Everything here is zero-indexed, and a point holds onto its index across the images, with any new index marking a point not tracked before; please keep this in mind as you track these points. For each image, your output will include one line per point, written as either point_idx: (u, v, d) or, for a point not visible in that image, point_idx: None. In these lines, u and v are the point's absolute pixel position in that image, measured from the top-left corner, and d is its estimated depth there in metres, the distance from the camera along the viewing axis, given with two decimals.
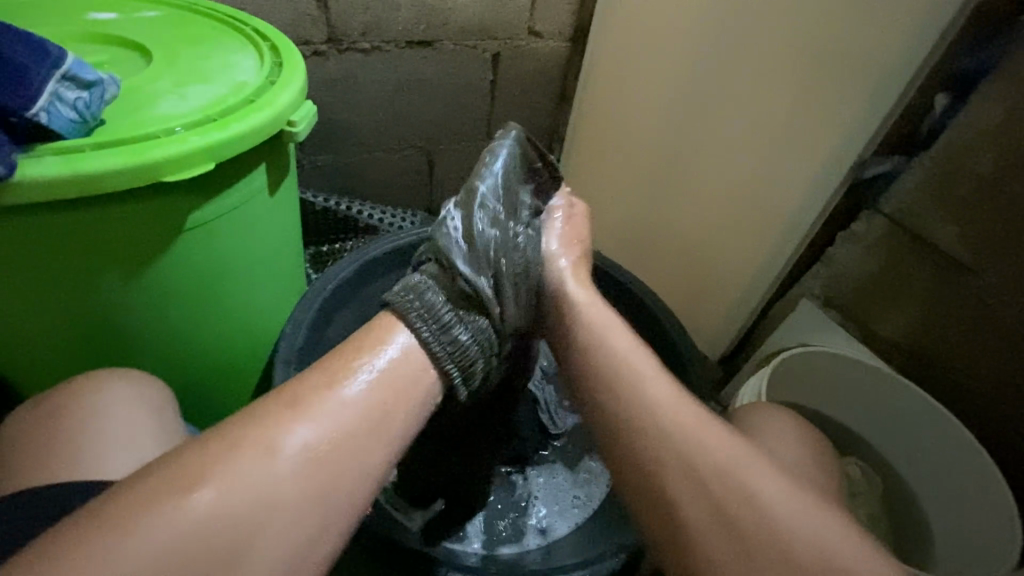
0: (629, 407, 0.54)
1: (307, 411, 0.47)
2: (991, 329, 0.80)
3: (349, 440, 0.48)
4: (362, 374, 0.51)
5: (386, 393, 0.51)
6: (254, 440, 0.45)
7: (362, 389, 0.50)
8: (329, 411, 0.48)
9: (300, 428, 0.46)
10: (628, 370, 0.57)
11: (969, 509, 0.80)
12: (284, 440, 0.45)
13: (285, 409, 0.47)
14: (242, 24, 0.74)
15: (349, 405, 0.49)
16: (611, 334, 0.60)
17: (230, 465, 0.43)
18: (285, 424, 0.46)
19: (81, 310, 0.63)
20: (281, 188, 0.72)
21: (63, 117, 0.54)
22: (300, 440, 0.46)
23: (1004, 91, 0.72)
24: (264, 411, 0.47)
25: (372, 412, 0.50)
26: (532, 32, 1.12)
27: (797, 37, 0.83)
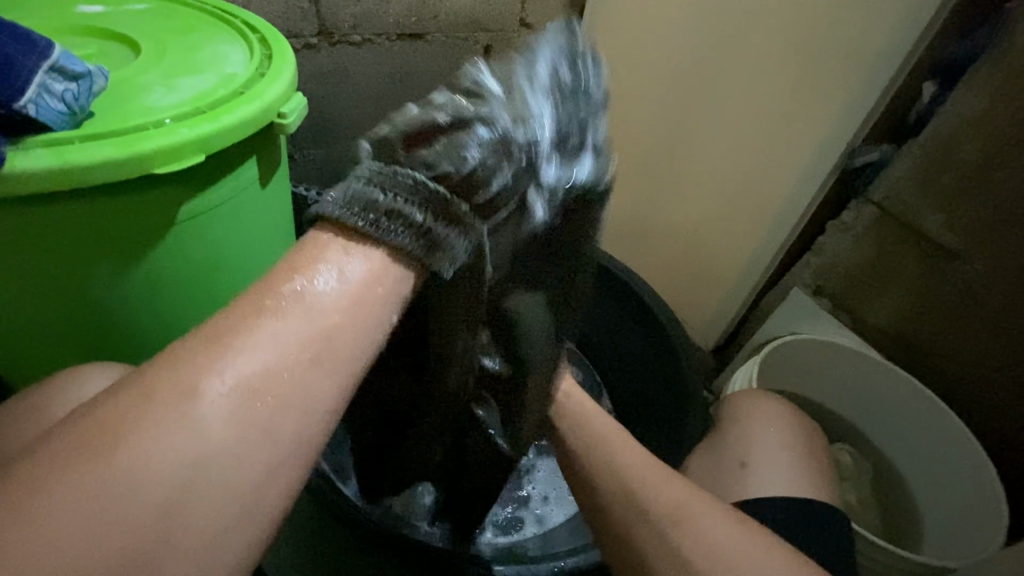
0: (608, 489, 0.52)
1: (228, 345, 0.32)
2: (974, 313, 0.82)
3: (299, 374, 0.33)
4: (304, 300, 0.35)
5: (346, 318, 0.36)
6: (180, 379, 0.31)
7: (307, 315, 0.35)
8: (263, 336, 0.33)
9: (227, 368, 0.32)
10: (605, 454, 0.55)
11: (958, 495, 0.80)
12: (207, 384, 0.31)
13: (207, 342, 0.33)
14: (232, 17, 0.74)
15: (289, 329, 0.34)
16: (597, 424, 0.58)
17: (140, 421, 0.30)
18: (211, 362, 0.32)
19: (74, 302, 0.63)
20: (272, 181, 0.72)
21: (51, 109, 0.53)
22: (228, 383, 0.32)
23: (989, 79, 0.73)
24: (186, 347, 0.32)
25: (313, 349, 0.34)
26: (524, 24, 1.11)
27: (788, 27, 0.83)
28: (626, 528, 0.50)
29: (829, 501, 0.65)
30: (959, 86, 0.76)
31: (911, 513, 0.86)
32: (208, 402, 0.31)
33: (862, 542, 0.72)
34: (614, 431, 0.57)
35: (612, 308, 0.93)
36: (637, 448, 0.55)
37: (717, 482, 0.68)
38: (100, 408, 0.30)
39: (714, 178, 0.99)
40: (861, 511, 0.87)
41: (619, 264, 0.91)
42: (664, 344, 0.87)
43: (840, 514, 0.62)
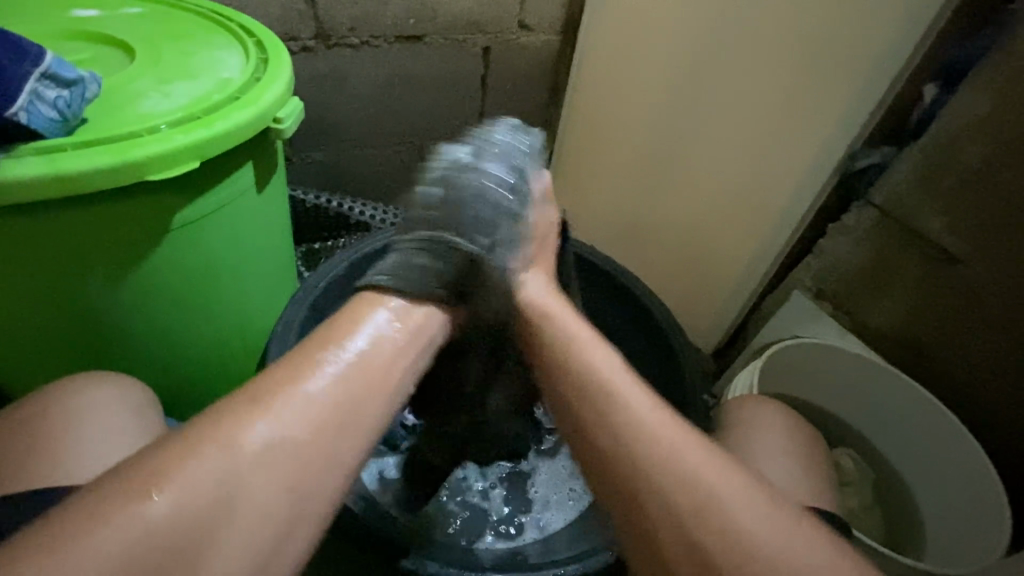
0: (621, 448, 0.46)
1: (270, 408, 0.42)
2: (977, 317, 0.81)
3: (308, 441, 0.42)
4: (326, 368, 0.45)
5: (352, 391, 0.45)
6: (221, 432, 0.40)
7: (329, 382, 0.45)
8: (288, 406, 0.42)
9: (260, 430, 0.41)
10: (612, 404, 0.48)
11: (963, 500, 0.79)
12: (244, 438, 0.40)
13: (250, 401, 0.42)
14: (228, 21, 0.74)
15: (310, 399, 0.43)
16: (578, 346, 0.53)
17: (196, 462, 0.39)
18: (247, 422, 0.41)
19: (68, 310, 0.62)
20: (269, 187, 0.72)
21: (43, 117, 0.53)
22: (262, 440, 0.41)
23: (991, 82, 0.72)
24: (228, 407, 0.42)
25: (337, 411, 0.44)
26: (523, 26, 1.11)
27: (788, 29, 0.83)
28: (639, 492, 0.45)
29: (831, 508, 0.64)
30: (961, 89, 0.75)
31: (914, 518, 0.85)
32: (251, 447, 0.40)
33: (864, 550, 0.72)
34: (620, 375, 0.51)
35: (613, 311, 0.93)
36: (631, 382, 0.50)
37: None
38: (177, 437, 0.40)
39: (713, 180, 0.99)
40: (863, 517, 0.86)
41: (618, 267, 0.91)
42: (665, 348, 0.86)
43: (842, 522, 0.61)
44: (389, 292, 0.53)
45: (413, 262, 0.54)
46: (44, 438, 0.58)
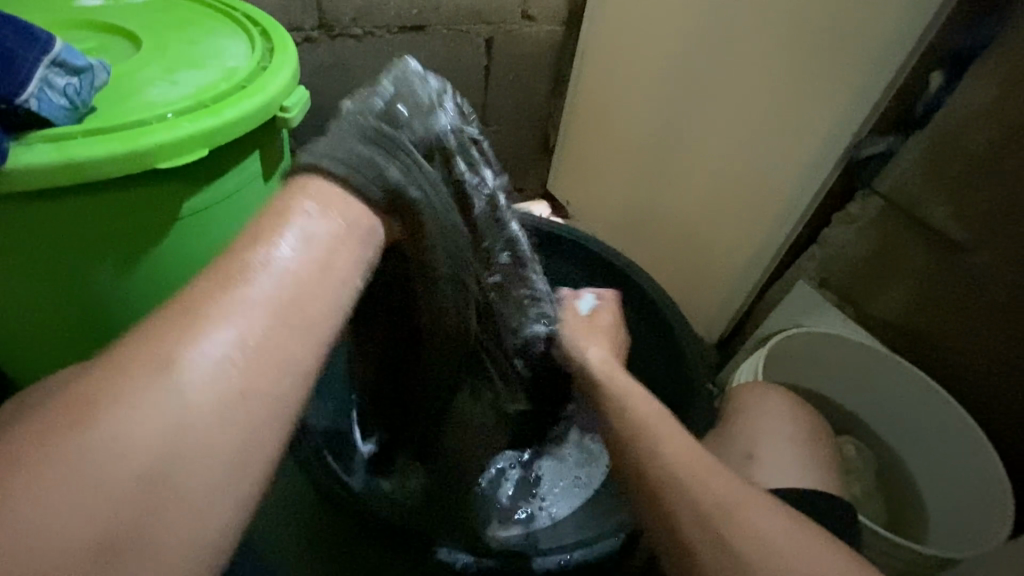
0: (617, 423, 0.51)
1: (216, 307, 0.34)
2: (976, 306, 0.82)
3: (271, 347, 0.34)
4: (272, 265, 0.36)
5: (307, 286, 0.37)
6: (143, 365, 0.31)
7: (276, 279, 0.36)
8: (233, 309, 0.34)
9: (200, 343, 0.32)
10: (609, 392, 0.54)
11: (966, 488, 0.80)
12: (181, 361, 0.31)
13: (178, 319, 0.33)
14: (232, 10, 0.73)
15: (254, 301, 0.35)
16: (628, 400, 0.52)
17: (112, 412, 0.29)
18: (181, 338, 0.32)
19: (78, 298, 0.62)
20: (276, 176, 0.72)
21: (53, 104, 0.53)
22: (207, 353, 0.32)
23: (999, 67, 0.72)
24: (146, 332, 0.32)
25: (294, 308, 0.36)
26: (526, 16, 1.11)
27: (795, 17, 0.82)
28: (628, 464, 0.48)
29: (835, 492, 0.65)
30: (967, 76, 0.75)
31: (917, 505, 0.85)
32: (183, 377, 0.31)
33: (869, 533, 0.72)
34: (620, 370, 0.57)
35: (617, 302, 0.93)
36: (679, 434, 0.48)
37: None
38: (78, 391, 0.30)
39: (717, 170, 0.99)
40: (867, 503, 0.87)
41: (622, 257, 0.91)
42: (668, 339, 0.86)
43: (848, 506, 0.62)
44: (344, 180, 0.43)
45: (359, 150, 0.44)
46: None
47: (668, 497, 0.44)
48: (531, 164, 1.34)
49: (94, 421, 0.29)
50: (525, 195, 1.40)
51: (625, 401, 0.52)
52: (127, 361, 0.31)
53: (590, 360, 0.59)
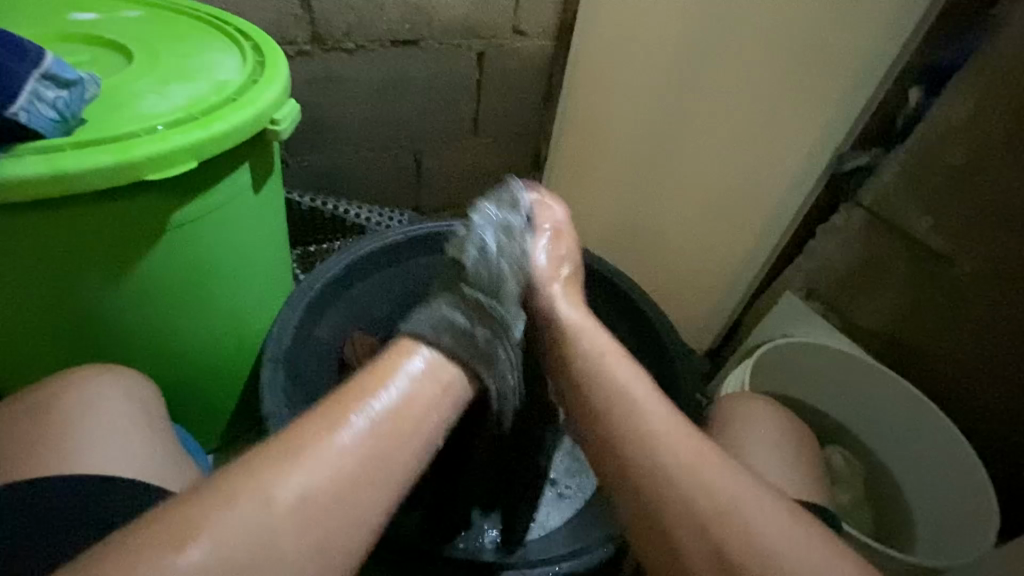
0: (616, 411, 0.51)
1: (309, 457, 0.44)
2: (960, 315, 0.83)
3: (341, 488, 0.44)
4: (357, 419, 0.47)
5: (381, 440, 0.47)
6: (249, 492, 0.42)
7: (359, 434, 0.46)
8: (320, 456, 0.44)
9: (293, 478, 0.43)
10: (608, 381, 0.54)
11: (949, 498, 0.81)
12: (279, 490, 0.42)
13: (280, 456, 0.44)
14: (224, 24, 0.74)
15: (341, 450, 0.45)
16: (640, 396, 0.52)
17: (227, 516, 0.41)
18: (280, 474, 0.43)
19: (67, 309, 0.63)
20: (265, 187, 0.72)
21: (43, 117, 0.54)
22: (292, 489, 0.43)
23: (975, 83, 0.74)
24: (256, 462, 0.43)
25: (369, 461, 0.46)
26: (517, 31, 1.13)
27: (776, 34, 0.84)
28: (628, 459, 0.49)
29: (820, 502, 0.65)
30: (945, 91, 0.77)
31: (903, 514, 0.86)
32: (281, 493, 0.42)
33: (854, 544, 0.73)
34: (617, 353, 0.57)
35: (606, 310, 0.93)
36: (700, 441, 0.49)
37: None
38: (183, 508, 0.41)
39: (703, 182, 1.00)
40: (854, 513, 0.87)
41: (611, 267, 0.91)
42: (657, 348, 0.87)
43: (831, 515, 0.62)
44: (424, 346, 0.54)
45: (453, 321, 0.56)
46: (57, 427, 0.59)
47: (670, 484, 0.47)
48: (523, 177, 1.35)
49: (185, 544, 0.39)
50: None
51: (614, 376, 0.54)
52: (217, 490, 0.42)
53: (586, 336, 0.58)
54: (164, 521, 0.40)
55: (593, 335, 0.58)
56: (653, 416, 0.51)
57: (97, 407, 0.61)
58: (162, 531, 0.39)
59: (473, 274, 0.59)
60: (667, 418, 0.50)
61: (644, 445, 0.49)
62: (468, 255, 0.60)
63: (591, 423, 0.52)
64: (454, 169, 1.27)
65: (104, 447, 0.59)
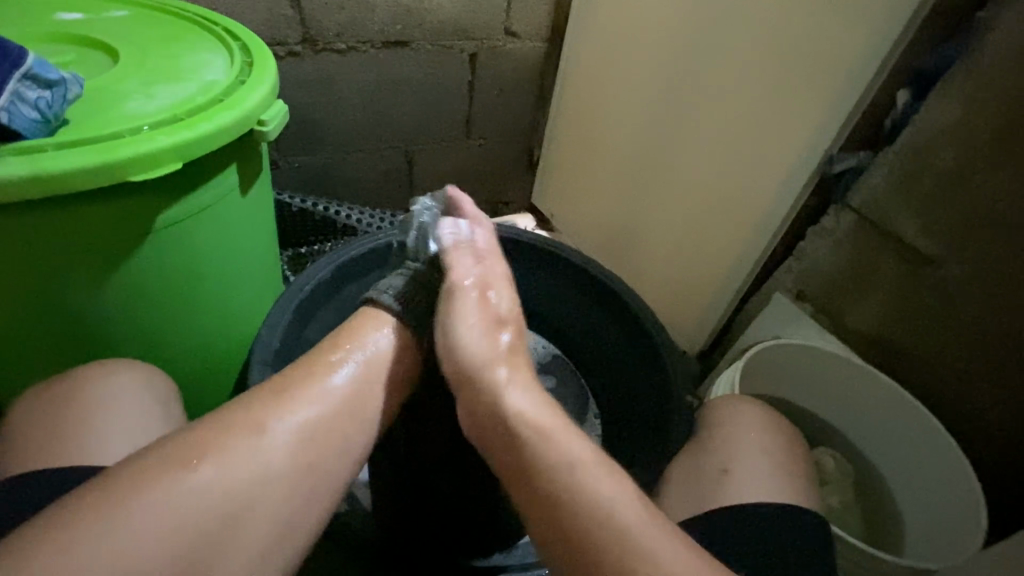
0: (527, 467, 0.47)
1: (299, 397, 0.50)
2: (950, 318, 0.83)
3: (327, 427, 0.50)
4: (343, 366, 0.54)
5: (364, 386, 0.54)
6: (249, 425, 0.47)
7: (347, 379, 0.54)
8: (314, 396, 0.51)
9: (288, 416, 0.49)
10: (535, 447, 0.48)
11: (938, 501, 0.81)
12: (274, 425, 0.48)
13: (275, 396, 0.50)
14: (212, 24, 0.74)
15: (332, 392, 0.52)
16: (565, 463, 0.46)
17: (229, 446, 0.45)
18: (277, 412, 0.49)
19: (50, 312, 0.62)
20: (253, 188, 0.71)
21: (26, 118, 0.53)
22: (286, 425, 0.48)
23: (964, 86, 0.74)
24: (254, 400, 0.49)
25: (350, 402, 0.53)
26: (509, 32, 1.12)
27: (767, 37, 0.85)
28: (567, 537, 0.43)
29: (809, 504, 0.65)
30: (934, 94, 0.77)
31: (894, 516, 0.86)
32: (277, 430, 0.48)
33: (845, 546, 0.73)
34: (545, 411, 0.51)
35: (597, 312, 0.93)
36: (635, 509, 0.44)
37: (699, 489, 0.68)
38: (189, 436, 0.45)
39: (695, 184, 1.01)
40: (844, 515, 0.87)
41: (602, 269, 0.91)
42: (648, 349, 0.87)
43: (821, 519, 0.62)
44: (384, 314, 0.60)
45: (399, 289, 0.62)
46: (69, 416, 0.58)
47: (593, 532, 0.43)
48: (515, 178, 1.35)
49: (194, 466, 0.43)
50: (510, 208, 1.41)
51: (538, 438, 0.48)
52: (219, 424, 0.47)
53: (510, 396, 0.52)
54: (173, 449, 0.44)
55: (516, 392, 0.52)
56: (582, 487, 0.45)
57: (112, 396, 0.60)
58: (171, 458, 0.43)
59: (415, 252, 0.65)
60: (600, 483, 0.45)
61: (577, 525, 0.43)
62: (413, 235, 0.66)
63: (513, 475, 0.48)
64: (447, 170, 1.26)
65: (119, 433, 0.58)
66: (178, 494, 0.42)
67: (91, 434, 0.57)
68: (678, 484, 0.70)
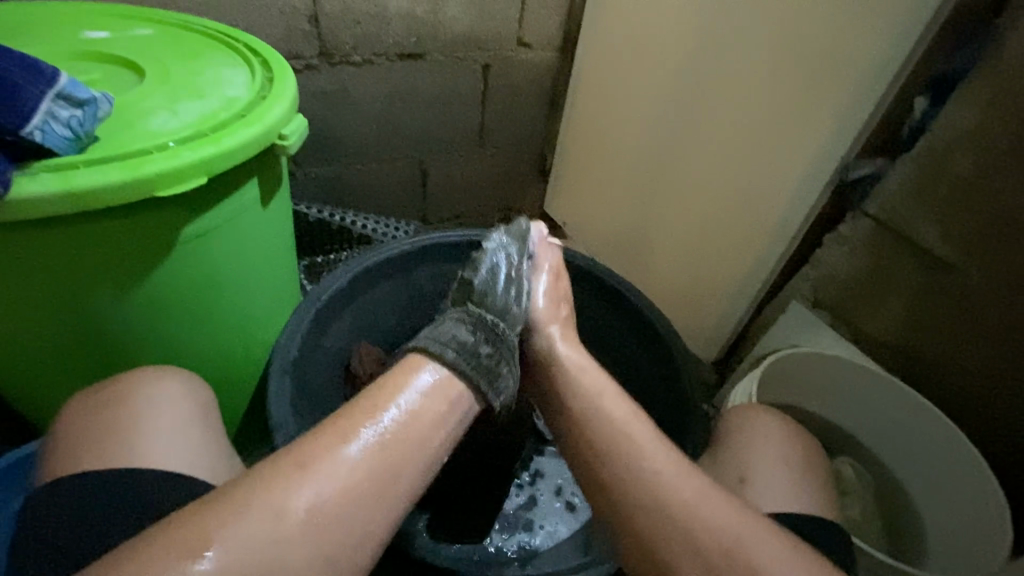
0: (589, 433, 0.54)
1: (321, 468, 0.44)
2: (969, 325, 0.82)
3: (351, 502, 0.44)
4: (367, 432, 0.46)
5: (393, 453, 0.46)
6: (263, 500, 0.42)
7: (368, 449, 0.46)
8: (334, 468, 0.44)
9: (308, 489, 0.43)
10: (575, 384, 0.58)
11: (960, 510, 0.80)
12: (291, 500, 0.43)
13: (292, 468, 0.44)
14: (234, 40, 0.76)
15: (352, 463, 0.45)
16: (602, 394, 0.56)
17: (242, 524, 0.41)
18: (292, 484, 0.43)
19: (78, 323, 0.63)
20: (273, 201, 0.73)
21: (57, 135, 0.55)
22: (304, 500, 0.43)
23: (981, 92, 0.74)
24: (268, 474, 0.44)
25: (379, 474, 0.45)
26: (522, 43, 1.14)
27: (780, 45, 0.85)
28: (596, 451, 0.52)
29: (829, 515, 0.65)
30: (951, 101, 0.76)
31: (915, 526, 0.85)
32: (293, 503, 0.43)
33: (865, 557, 0.72)
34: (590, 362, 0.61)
35: (611, 319, 0.93)
36: (653, 436, 0.53)
37: None
38: (199, 513, 0.41)
39: (708, 191, 1.01)
40: (864, 525, 0.86)
41: (617, 276, 0.91)
42: (662, 357, 0.86)
43: (839, 528, 0.61)
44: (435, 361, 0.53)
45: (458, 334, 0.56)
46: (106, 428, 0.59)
47: (619, 464, 0.51)
48: (528, 185, 1.37)
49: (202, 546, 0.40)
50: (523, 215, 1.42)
51: (582, 377, 0.58)
52: (230, 498, 0.42)
53: (559, 348, 0.61)
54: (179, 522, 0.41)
55: (565, 347, 0.62)
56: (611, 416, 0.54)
57: (150, 403, 0.62)
58: (179, 534, 0.40)
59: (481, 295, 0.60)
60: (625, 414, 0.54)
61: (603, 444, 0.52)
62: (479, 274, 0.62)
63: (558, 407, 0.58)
64: (460, 178, 1.28)
65: (158, 439, 0.59)
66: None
67: (136, 444, 0.58)
68: None
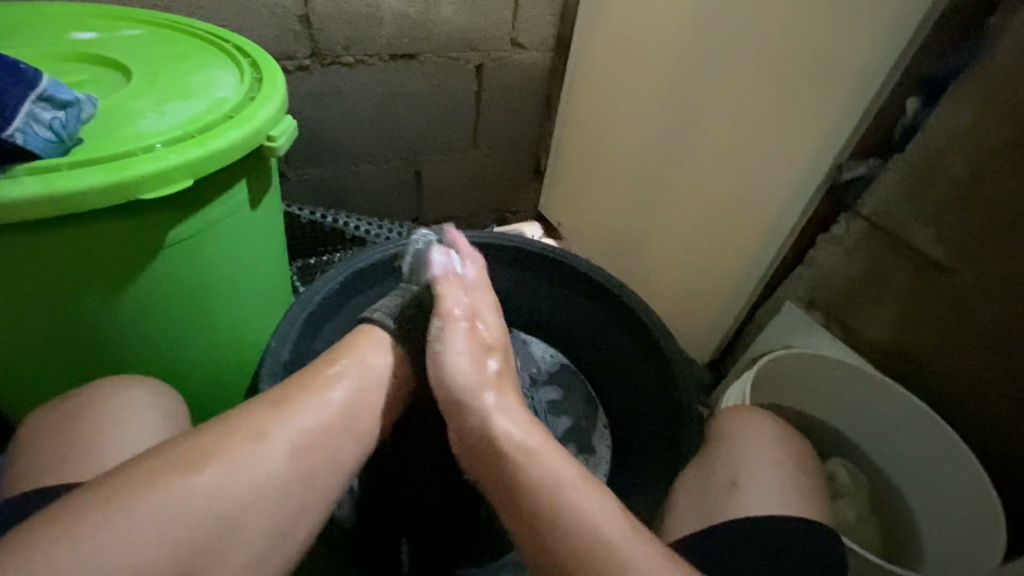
0: (528, 508, 0.50)
1: (302, 404, 0.54)
2: (963, 327, 0.82)
3: (323, 437, 0.54)
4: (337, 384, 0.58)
5: (359, 400, 0.59)
6: (251, 431, 0.50)
7: (344, 391, 0.58)
8: (315, 406, 0.55)
9: (289, 423, 0.52)
10: (511, 459, 0.54)
11: (955, 512, 0.80)
12: (275, 433, 0.51)
13: (274, 405, 0.53)
14: (223, 41, 0.75)
15: (329, 404, 0.56)
16: (543, 468, 0.52)
17: (231, 451, 0.48)
18: (278, 420, 0.52)
19: (62, 327, 0.62)
20: (262, 203, 0.72)
21: (40, 137, 0.54)
22: (283, 432, 0.52)
23: (973, 93, 0.73)
24: (257, 408, 0.53)
25: (343, 418, 0.56)
26: (516, 43, 1.14)
27: (773, 45, 0.84)
28: (544, 537, 0.49)
29: (821, 518, 0.64)
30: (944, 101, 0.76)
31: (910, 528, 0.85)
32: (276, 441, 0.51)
33: (858, 560, 0.71)
34: (527, 427, 0.57)
35: (605, 321, 0.93)
36: (601, 506, 0.50)
37: (708, 502, 0.67)
38: (194, 438, 0.48)
39: (702, 191, 1.01)
40: (858, 528, 0.86)
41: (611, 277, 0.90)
42: (656, 359, 0.86)
43: (830, 533, 0.61)
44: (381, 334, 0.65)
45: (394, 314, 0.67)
46: (78, 438, 0.58)
47: (562, 548, 0.48)
48: (522, 186, 1.36)
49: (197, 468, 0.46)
50: (518, 216, 1.42)
51: (521, 455, 0.53)
52: (220, 431, 0.49)
53: (492, 417, 0.57)
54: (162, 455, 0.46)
55: (500, 416, 0.57)
56: (554, 488, 0.51)
57: (117, 411, 0.61)
58: (173, 454, 0.46)
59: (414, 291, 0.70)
60: (567, 485, 0.51)
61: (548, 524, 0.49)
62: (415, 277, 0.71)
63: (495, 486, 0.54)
64: (454, 179, 1.27)
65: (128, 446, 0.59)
66: (174, 496, 0.44)
67: (110, 450, 0.58)
68: (688, 496, 0.70)
